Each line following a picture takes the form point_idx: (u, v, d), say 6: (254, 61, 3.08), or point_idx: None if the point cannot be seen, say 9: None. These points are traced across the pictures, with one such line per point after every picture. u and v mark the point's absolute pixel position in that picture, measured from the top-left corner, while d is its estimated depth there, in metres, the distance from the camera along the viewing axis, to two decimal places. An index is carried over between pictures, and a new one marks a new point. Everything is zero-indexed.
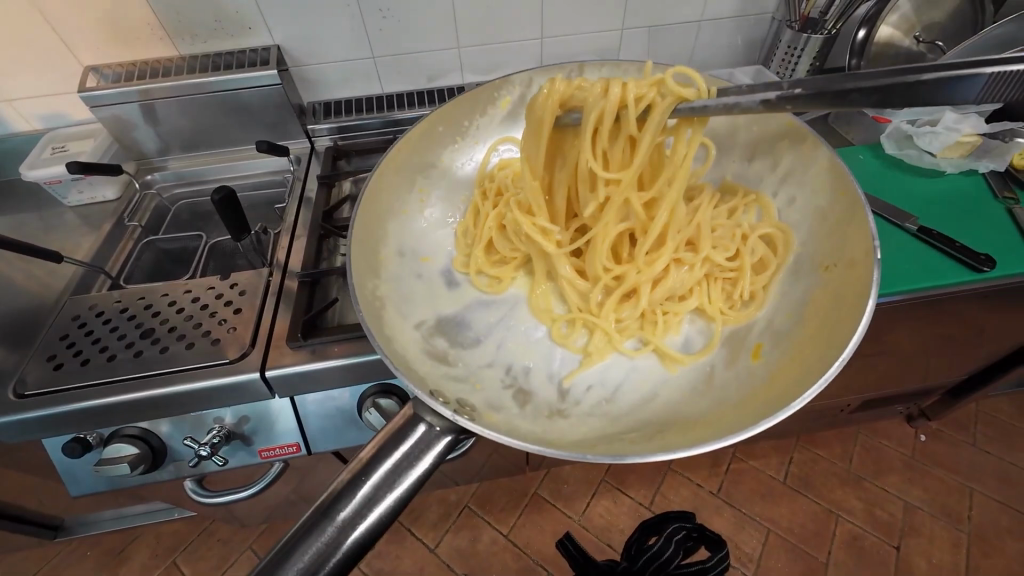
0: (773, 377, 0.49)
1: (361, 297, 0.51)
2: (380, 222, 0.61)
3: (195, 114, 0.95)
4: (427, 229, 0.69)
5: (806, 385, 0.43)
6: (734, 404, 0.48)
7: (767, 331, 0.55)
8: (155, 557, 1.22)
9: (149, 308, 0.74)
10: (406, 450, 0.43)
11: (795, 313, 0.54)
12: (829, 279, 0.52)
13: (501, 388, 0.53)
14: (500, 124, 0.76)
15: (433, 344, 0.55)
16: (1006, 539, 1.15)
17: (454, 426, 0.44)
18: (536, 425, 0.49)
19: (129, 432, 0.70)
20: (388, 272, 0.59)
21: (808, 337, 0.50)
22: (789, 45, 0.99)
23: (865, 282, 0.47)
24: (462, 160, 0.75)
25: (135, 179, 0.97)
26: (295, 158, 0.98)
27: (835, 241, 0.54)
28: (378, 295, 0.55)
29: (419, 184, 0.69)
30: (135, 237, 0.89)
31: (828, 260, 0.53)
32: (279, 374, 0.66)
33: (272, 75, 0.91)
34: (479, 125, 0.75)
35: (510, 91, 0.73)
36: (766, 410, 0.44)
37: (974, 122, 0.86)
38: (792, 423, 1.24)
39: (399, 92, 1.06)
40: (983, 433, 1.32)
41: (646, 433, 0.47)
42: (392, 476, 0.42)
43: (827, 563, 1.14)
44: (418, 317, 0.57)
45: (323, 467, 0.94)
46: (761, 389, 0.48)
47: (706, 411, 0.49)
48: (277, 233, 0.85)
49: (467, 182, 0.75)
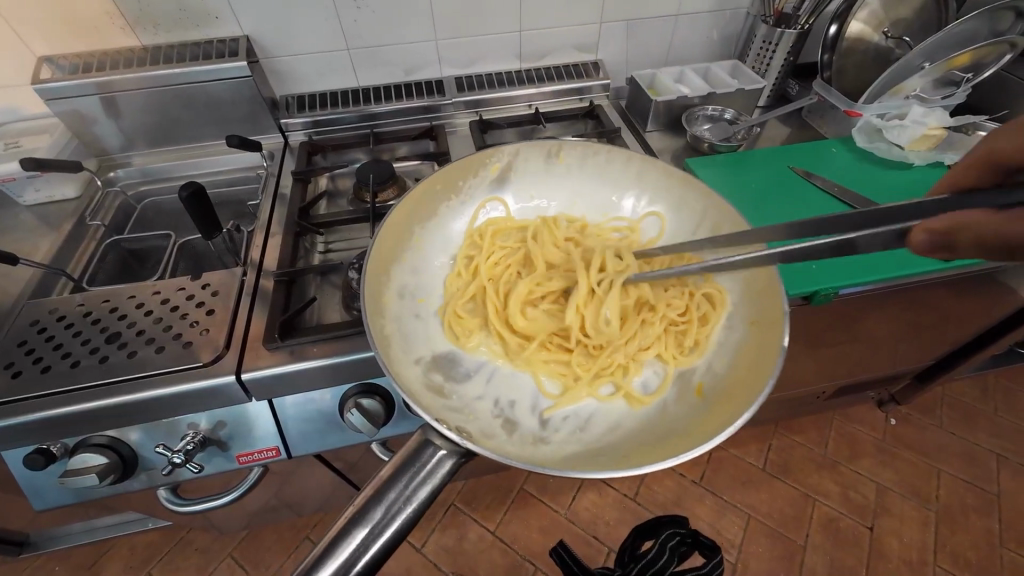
0: (714, 410, 0.49)
1: (376, 333, 0.50)
2: (387, 265, 0.59)
3: (160, 108, 0.91)
4: (427, 274, 0.67)
5: (739, 414, 0.45)
6: (682, 433, 0.49)
7: (708, 370, 0.56)
8: (130, 569, 1.18)
9: (115, 311, 0.70)
10: (416, 472, 0.42)
11: (729, 357, 0.55)
12: (754, 333, 0.54)
13: (491, 418, 0.53)
14: (488, 186, 0.73)
15: (431, 378, 0.54)
16: (971, 516, 1.20)
17: (459, 449, 0.43)
18: (523, 451, 0.48)
19: (97, 441, 0.67)
20: (391, 313, 0.57)
21: (741, 377, 0.51)
22: (764, 40, 1.01)
23: (778, 339, 0.49)
24: (454, 226, 0.72)
25: (96, 177, 0.92)
26: (268, 154, 0.95)
27: (763, 287, 0.55)
28: (386, 333, 0.53)
29: (417, 234, 0.66)
30: (99, 237, 0.85)
31: (753, 316, 0.55)
32: (255, 376, 0.64)
33: (241, 66, 0.88)
34: (471, 185, 0.71)
35: (499, 158, 0.71)
36: (703, 438, 0.45)
37: (939, 116, 0.89)
38: (769, 411, 1.27)
39: (376, 85, 1.03)
40: (950, 416, 1.38)
41: (607, 461, 0.46)
42: (404, 497, 0.41)
43: (805, 545, 1.17)
44: (419, 352, 0.56)
45: (304, 470, 0.92)
46: (701, 421, 0.49)
47: (660, 437, 0.49)
48: (251, 231, 0.82)
49: (455, 242, 0.72)
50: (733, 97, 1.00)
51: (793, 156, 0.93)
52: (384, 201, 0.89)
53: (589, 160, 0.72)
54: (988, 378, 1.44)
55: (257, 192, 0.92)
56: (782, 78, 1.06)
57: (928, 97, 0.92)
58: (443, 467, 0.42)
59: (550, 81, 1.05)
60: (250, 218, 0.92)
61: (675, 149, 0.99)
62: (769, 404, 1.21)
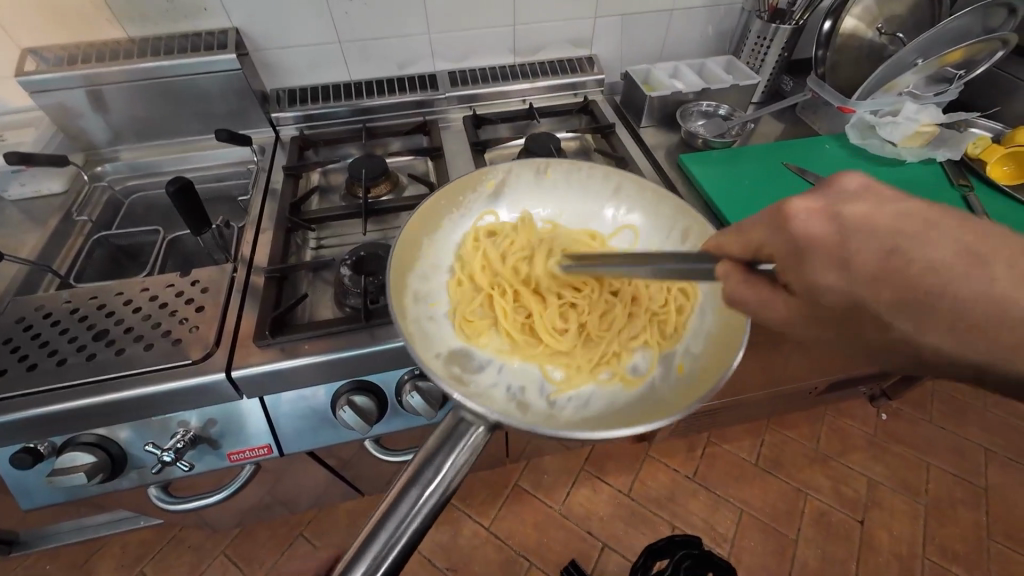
0: (701, 381, 0.49)
1: (401, 327, 0.49)
2: (405, 273, 0.58)
3: (148, 101, 0.89)
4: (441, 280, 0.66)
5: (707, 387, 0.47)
6: (666, 400, 0.49)
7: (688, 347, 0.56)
8: (121, 568, 1.17)
9: (103, 308, 0.69)
10: (450, 449, 0.41)
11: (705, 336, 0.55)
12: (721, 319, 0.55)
13: (506, 401, 0.51)
14: (485, 200, 0.72)
15: (451, 369, 0.53)
16: (960, 509, 1.22)
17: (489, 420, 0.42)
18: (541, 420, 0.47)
19: (85, 440, 0.66)
20: (410, 314, 0.56)
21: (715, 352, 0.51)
22: (758, 36, 1.00)
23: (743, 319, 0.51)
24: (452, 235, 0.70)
25: (83, 171, 0.91)
26: (258, 149, 0.94)
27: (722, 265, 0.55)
28: (411, 328, 0.52)
29: (428, 245, 0.65)
30: (86, 233, 0.84)
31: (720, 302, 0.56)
32: (246, 374, 0.63)
33: (230, 59, 0.87)
34: (472, 201, 0.71)
35: (494, 174, 0.71)
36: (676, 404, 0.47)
37: (932, 112, 0.89)
38: (762, 407, 1.28)
39: (368, 79, 1.02)
40: (939, 410, 1.39)
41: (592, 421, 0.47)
42: (440, 475, 0.41)
43: (797, 539, 1.18)
44: (437, 347, 0.55)
45: (297, 468, 0.92)
46: (684, 391, 0.49)
47: (652, 406, 0.49)
48: (241, 227, 0.81)
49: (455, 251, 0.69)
50: (727, 92, 1.00)
51: (785, 152, 0.93)
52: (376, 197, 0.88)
53: (575, 173, 0.71)
54: None
55: (247, 188, 0.91)
56: (777, 74, 1.06)
57: (921, 94, 0.93)
58: (474, 441, 0.42)
59: (545, 76, 1.04)
60: (241, 214, 0.91)
61: (669, 145, 0.99)
62: (761, 399, 1.22)
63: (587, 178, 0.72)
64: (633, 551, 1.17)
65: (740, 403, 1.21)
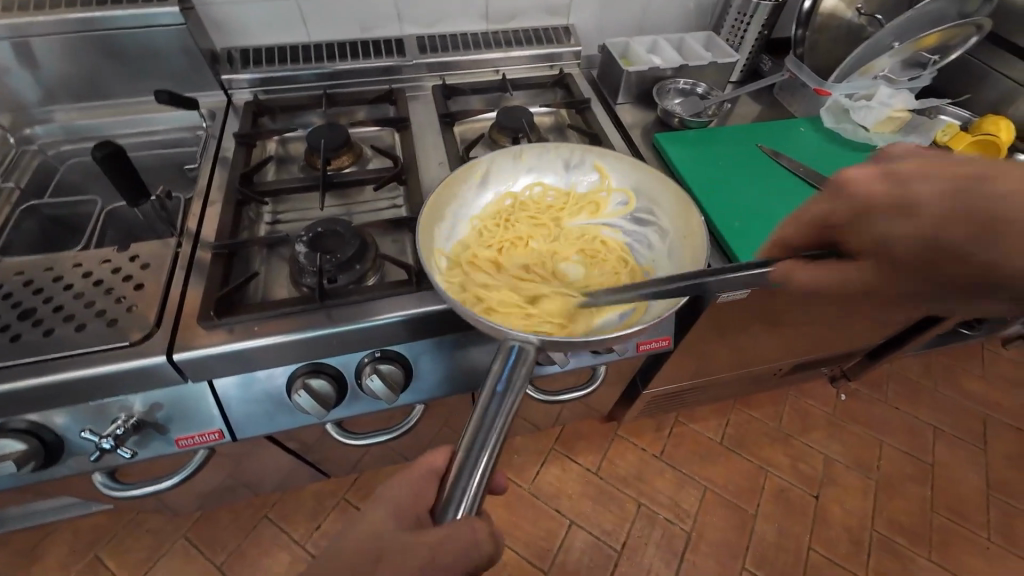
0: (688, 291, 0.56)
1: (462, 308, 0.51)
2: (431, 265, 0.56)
3: (82, 57, 0.81)
4: (452, 274, 0.62)
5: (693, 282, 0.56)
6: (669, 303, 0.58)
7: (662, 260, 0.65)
8: (74, 553, 1.12)
9: (31, 284, 0.63)
10: (517, 361, 0.48)
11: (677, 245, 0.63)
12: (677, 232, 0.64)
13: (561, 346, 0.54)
14: (471, 190, 0.70)
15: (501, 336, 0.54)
16: (907, 484, 1.28)
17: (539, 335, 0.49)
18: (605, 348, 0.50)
19: (15, 427, 0.61)
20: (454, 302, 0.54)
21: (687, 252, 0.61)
22: (739, 11, 0.97)
23: (693, 219, 0.61)
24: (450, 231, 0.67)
25: (9, 134, 0.82)
26: (207, 114, 0.87)
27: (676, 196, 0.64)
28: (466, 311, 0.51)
29: (435, 242, 0.63)
30: (13, 202, 0.76)
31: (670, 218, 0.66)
32: (188, 357, 0.59)
33: (173, 12, 0.79)
34: (460, 195, 0.69)
35: (480, 164, 0.69)
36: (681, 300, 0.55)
37: (905, 97, 0.88)
38: (729, 388, 1.31)
39: (330, 41, 0.95)
40: (896, 391, 1.45)
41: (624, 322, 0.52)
42: (514, 385, 0.47)
43: (756, 513, 1.22)
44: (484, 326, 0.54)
45: (257, 451, 0.88)
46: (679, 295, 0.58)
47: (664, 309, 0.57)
48: (187, 199, 0.75)
49: (451, 246, 0.66)
50: (705, 70, 0.97)
51: (759, 135, 0.92)
52: (338, 168, 0.84)
53: (548, 152, 0.72)
54: (931, 356, 1.52)
55: (195, 156, 0.85)
56: (756, 52, 1.03)
57: (896, 78, 0.92)
58: (532, 349, 0.49)
59: (519, 46, 0.99)
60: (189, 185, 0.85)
61: (646, 123, 0.96)
62: (728, 380, 1.24)
63: (558, 157, 0.73)
64: (599, 528, 1.19)
65: (706, 385, 1.23)
